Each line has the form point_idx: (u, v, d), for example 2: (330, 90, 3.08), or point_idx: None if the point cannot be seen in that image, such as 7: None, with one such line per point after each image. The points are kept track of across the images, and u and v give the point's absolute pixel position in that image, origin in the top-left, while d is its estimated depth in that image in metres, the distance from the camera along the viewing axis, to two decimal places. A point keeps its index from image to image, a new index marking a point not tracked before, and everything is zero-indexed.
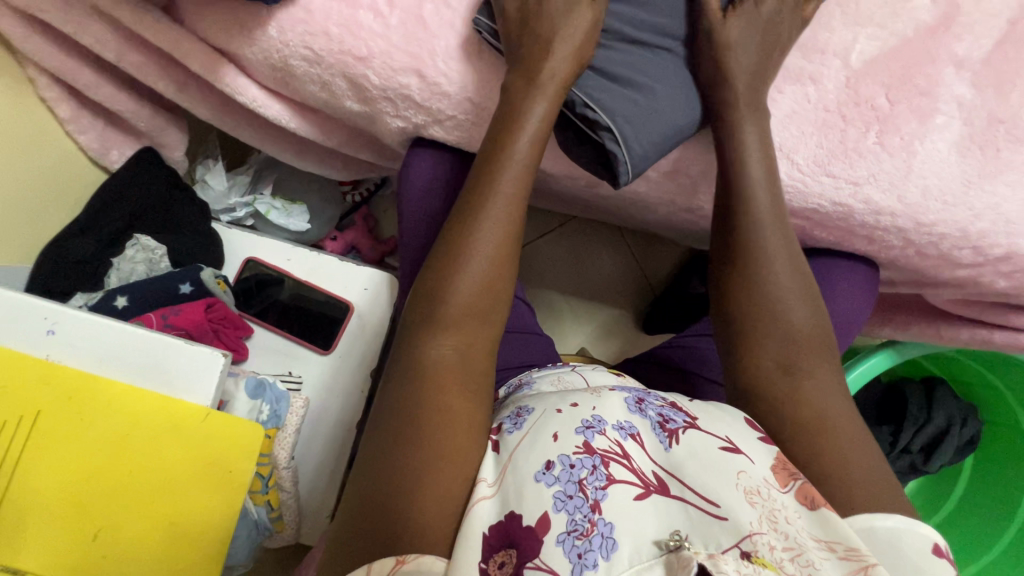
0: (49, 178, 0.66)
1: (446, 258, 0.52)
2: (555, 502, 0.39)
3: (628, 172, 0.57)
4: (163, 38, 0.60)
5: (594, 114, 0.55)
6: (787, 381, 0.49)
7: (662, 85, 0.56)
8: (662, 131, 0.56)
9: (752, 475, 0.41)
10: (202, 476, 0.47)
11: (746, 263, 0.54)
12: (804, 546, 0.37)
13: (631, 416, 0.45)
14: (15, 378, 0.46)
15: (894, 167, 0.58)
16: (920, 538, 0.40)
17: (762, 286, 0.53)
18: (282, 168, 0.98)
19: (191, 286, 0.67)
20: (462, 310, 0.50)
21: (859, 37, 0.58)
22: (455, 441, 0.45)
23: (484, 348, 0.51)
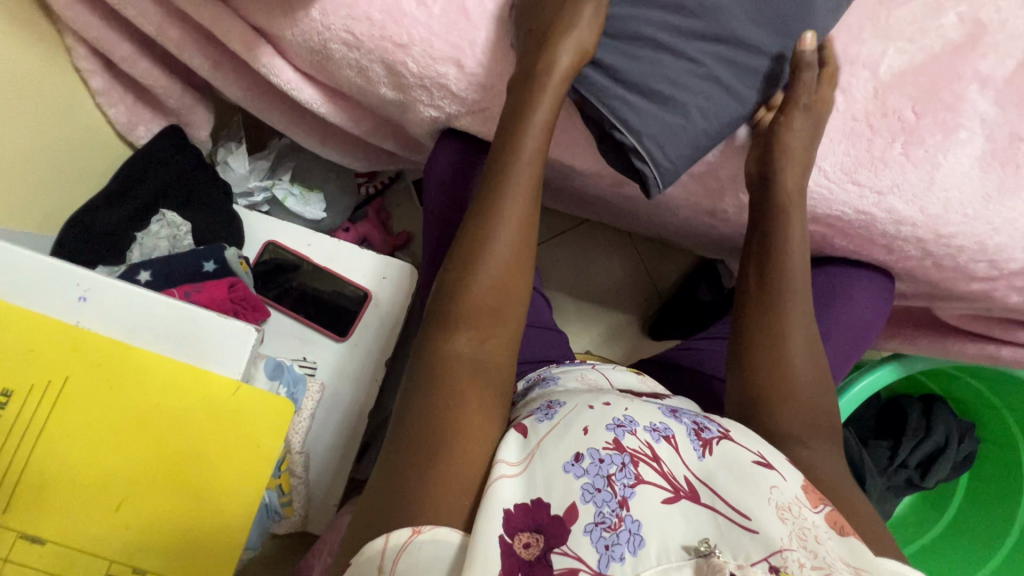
0: (77, 148, 0.66)
1: (465, 258, 0.53)
2: (583, 494, 0.39)
3: (660, 185, 0.59)
4: (207, 15, 0.60)
5: (622, 133, 0.57)
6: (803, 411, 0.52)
7: (694, 94, 0.56)
8: (692, 144, 0.57)
9: (784, 491, 0.40)
10: (230, 450, 0.47)
11: (767, 296, 0.58)
12: (832, 565, 0.36)
13: (665, 420, 0.44)
14: (46, 341, 0.46)
15: (918, 178, 0.59)
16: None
17: (775, 318, 0.57)
18: (303, 155, 0.97)
19: (215, 264, 0.67)
20: (476, 306, 0.52)
21: (890, 50, 0.59)
22: (471, 417, 0.46)
23: (504, 342, 0.53)
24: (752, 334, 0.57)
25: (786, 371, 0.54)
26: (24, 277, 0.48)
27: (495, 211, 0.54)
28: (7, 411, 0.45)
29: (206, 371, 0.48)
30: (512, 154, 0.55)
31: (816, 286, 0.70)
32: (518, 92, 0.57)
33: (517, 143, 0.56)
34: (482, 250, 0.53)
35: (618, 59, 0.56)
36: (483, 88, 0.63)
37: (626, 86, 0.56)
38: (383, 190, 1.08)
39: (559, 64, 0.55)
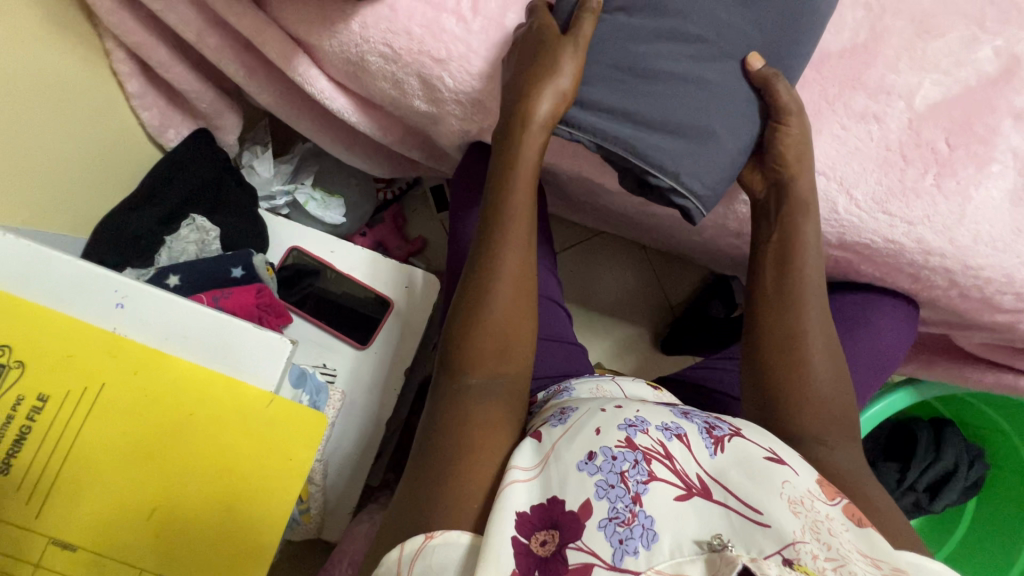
0: (109, 151, 0.66)
1: (473, 299, 0.51)
2: (597, 490, 0.39)
3: (703, 212, 0.59)
4: (247, 23, 0.60)
5: (658, 177, 0.56)
6: (821, 419, 0.50)
7: (709, 115, 0.56)
8: (724, 165, 0.57)
9: (796, 486, 0.40)
10: (263, 461, 0.47)
11: (775, 304, 0.55)
12: (848, 558, 0.35)
13: (676, 419, 0.44)
14: (84, 347, 0.46)
15: (949, 210, 0.59)
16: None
17: (790, 322, 0.54)
18: (325, 161, 0.97)
19: (242, 270, 0.67)
20: (490, 347, 0.50)
21: (925, 81, 0.60)
22: (485, 434, 0.46)
23: (516, 374, 0.51)
24: (765, 340, 0.54)
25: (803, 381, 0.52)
26: (64, 283, 0.48)
27: (499, 246, 0.53)
28: (44, 415, 0.45)
29: (240, 382, 0.48)
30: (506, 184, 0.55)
31: (841, 312, 0.70)
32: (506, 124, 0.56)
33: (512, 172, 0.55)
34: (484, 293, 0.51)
35: (623, 100, 0.56)
36: None
37: (644, 127, 0.56)
38: (402, 196, 1.08)
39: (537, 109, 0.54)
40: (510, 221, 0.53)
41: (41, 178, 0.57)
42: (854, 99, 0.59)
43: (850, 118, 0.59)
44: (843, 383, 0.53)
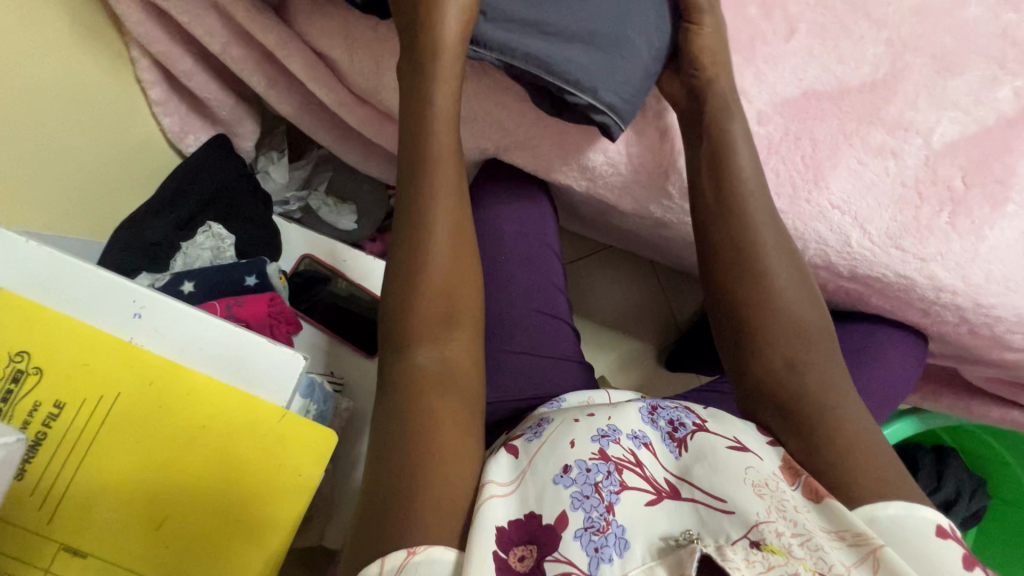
0: (129, 156, 0.67)
1: (407, 263, 0.52)
2: (573, 501, 0.39)
3: (623, 129, 0.58)
4: (272, 37, 0.61)
5: (576, 94, 0.55)
6: (789, 366, 0.48)
7: (613, 23, 0.56)
8: (637, 79, 0.57)
9: (759, 470, 0.41)
10: (273, 474, 0.48)
11: (728, 259, 0.53)
12: (813, 531, 0.37)
13: (643, 426, 0.46)
14: (100, 357, 0.47)
15: (962, 248, 0.59)
16: (925, 522, 0.39)
17: (748, 272, 0.51)
18: (340, 167, 0.98)
19: (256, 278, 0.67)
20: (428, 318, 0.50)
21: (943, 119, 0.60)
22: (455, 436, 0.45)
23: (465, 347, 0.51)
24: (722, 296, 0.53)
25: (764, 331, 0.49)
26: (82, 293, 0.49)
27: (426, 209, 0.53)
28: (59, 423, 0.46)
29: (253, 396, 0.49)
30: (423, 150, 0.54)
31: (850, 343, 0.69)
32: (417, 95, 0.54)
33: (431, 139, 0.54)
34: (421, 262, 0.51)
35: (530, 11, 0.55)
36: (533, 126, 0.63)
37: (554, 38, 0.55)
38: None
39: (445, 47, 0.53)
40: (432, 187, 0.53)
41: (61, 183, 0.58)
42: (871, 134, 0.59)
43: (867, 153, 0.59)
44: (813, 319, 0.50)
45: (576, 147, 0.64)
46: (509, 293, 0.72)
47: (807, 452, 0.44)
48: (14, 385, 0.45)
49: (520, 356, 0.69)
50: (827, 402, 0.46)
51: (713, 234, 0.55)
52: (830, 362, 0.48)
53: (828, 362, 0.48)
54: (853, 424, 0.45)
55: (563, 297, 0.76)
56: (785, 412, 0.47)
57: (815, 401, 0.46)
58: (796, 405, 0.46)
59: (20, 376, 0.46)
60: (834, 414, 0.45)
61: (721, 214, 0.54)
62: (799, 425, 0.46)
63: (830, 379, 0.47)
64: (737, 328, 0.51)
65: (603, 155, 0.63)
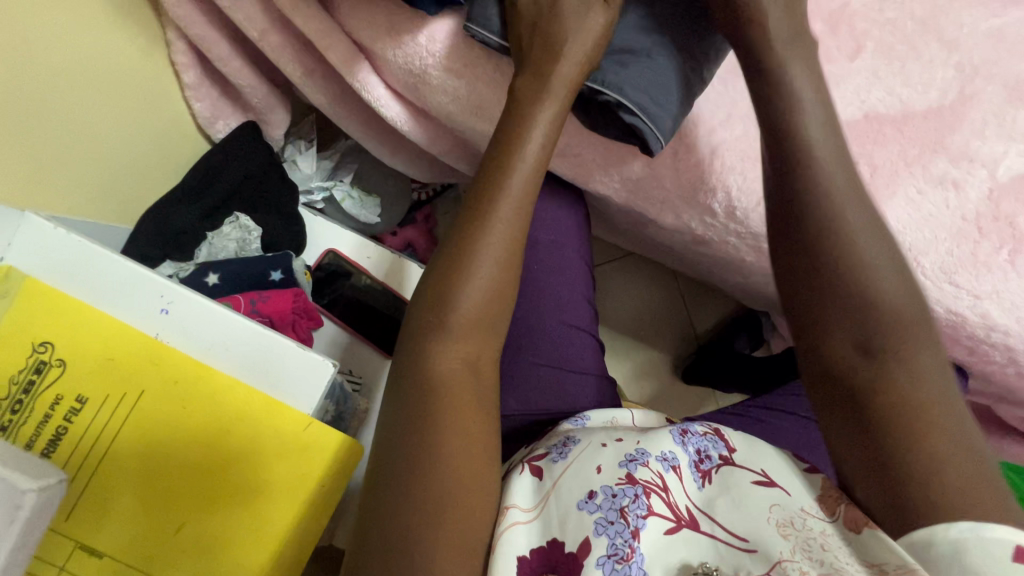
0: (160, 142, 0.65)
1: (455, 254, 0.47)
2: (596, 527, 0.39)
3: (660, 138, 0.53)
4: (312, 26, 0.59)
5: (603, 93, 0.53)
6: (866, 344, 0.38)
7: (657, 36, 0.53)
8: (680, 89, 0.53)
9: (786, 507, 0.38)
10: (292, 486, 0.46)
11: (805, 209, 0.42)
12: (843, 571, 0.34)
13: (675, 448, 0.44)
14: (126, 353, 0.46)
15: (1020, 288, 0.56)
16: (997, 545, 0.30)
17: (823, 226, 0.41)
18: (367, 160, 0.95)
19: (281, 273, 0.65)
20: (473, 320, 0.46)
21: (1010, 151, 0.57)
22: (473, 463, 0.41)
23: (490, 356, 0.48)
24: (780, 259, 0.43)
25: (836, 297, 0.40)
26: (109, 283, 0.48)
27: (490, 206, 0.47)
28: (80, 417, 0.45)
29: (282, 405, 0.47)
30: (509, 161, 0.49)
31: None
32: (515, 102, 0.51)
33: (518, 129, 0.49)
34: (469, 255, 0.46)
35: None
36: (576, 134, 0.61)
37: None
38: (434, 198, 1.03)
39: (567, 42, 0.50)
40: (509, 191, 0.48)
41: (88, 167, 0.56)
42: (933, 162, 0.56)
43: (928, 183, 0.56)
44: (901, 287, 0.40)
45: (620, 158, 0.61)
46: (536, 302, 0.70)
47: (876, 458, 0.36)
48: (37, 376, 0.45)
49: (546, 368, 0.67)
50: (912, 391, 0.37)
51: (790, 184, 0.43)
52: (920, 336, 0.39)
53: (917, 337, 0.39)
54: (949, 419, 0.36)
55: (591, 309, 0.74)
56: (854, 396, 0.38)
57: (894, 388, 0.37)
58: (870, 392, 0.37)
59: (42, 367, 0.45)
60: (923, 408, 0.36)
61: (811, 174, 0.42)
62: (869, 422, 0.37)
63: (919, 356, 0.38)
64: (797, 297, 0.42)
65: (647, 169, 0.61)
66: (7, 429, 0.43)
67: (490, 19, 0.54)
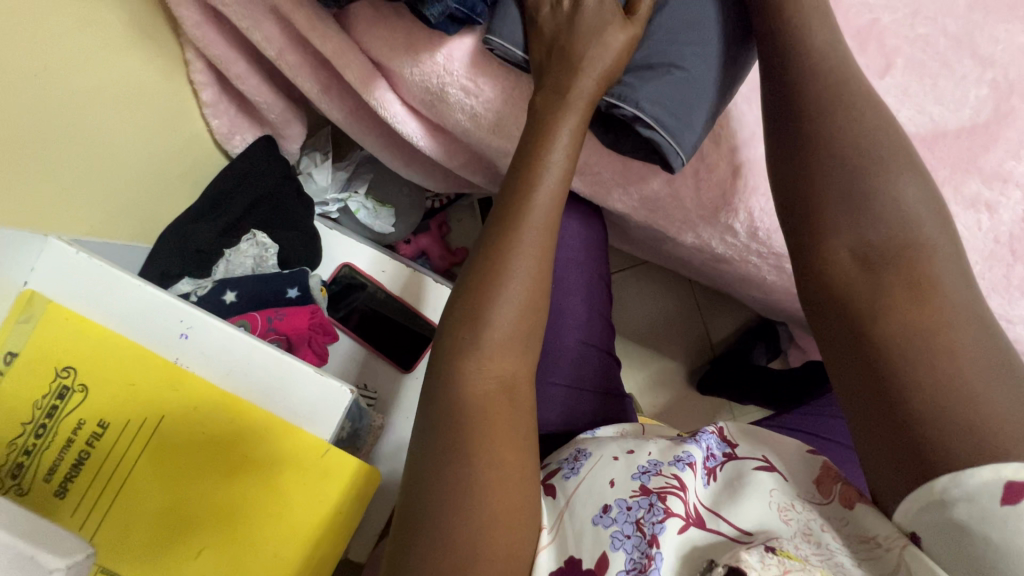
0: (178, 159, 0.66)
1: (488, 259, 0.46)
2: (613, 541, 0.41)
3: (681, 155, 0.52)
4: (330, 45, 0.59)
5: (619, 107, 0.51)
6: (869, 276, 0.38)
7: (682, 48, 0.51)
8: (705, 106, 0.52)
9: (785, 491, 0.41)
10: (309, 512, 0.46)
11: (820, 149, 0.42)
12: (835, 550, 0.37)
13: (687, 446, 0.45)
14: (147, 379, 0.46)
15: None
16: (985, 495, 0.31)
17: (836, 163, 0.41)
18: (382, 170, 0.95)
19: (298, 291, 0.65)
20: (505, 338, 0.44)
21: None
22: (504, 501, 0.40)
23: (526, 378, 0.45)
24: (791, 191, 0.43)
25: (853, 229, 0.39)
26: (130, 307, 0.48)
27: (518, 216, 0.46)
28: (102, 442, 0.45)
29: (300, 430, 0.47)
30: (534, 175, 0.47)
31: None
32: (536, 117, 0.49)
33: (542, 143, 0.48)
34: (501, 268, 0.45)
35: None
36: (594, 152, 0.59)
37: None
38: (447, 206, 1.03)
39: (587, 58, 0.49)
40: (536, 202, 0.47)
41: (107, 188, 0.56)
42: (967, 183, 0.55)
43: (960, 204, 0.55)
44: (931, 223, 0.39)
45: (641, 177, 0.60)
46: (554, 318, 0.69)
47: (876, 391, 0.36)
48: (59, 402, 0.45)
49: (563, 386, 0.66)
50: (921, 320, 0.35)
51: (807, 133, 0.43)
52: (940, 264, 0.37)
53: (940, 267, 0.37)
54: (962, 345, 0.35)
55: (608, 325, 0.73)
56: (864, 324, 0.37)
57: (899, 319, 0.36)
58: (871, 326, 0.37)
59: (65, 392, 0.45)
60: (931, 338, 0.35)
61: (827, 135, 0.42)
62: (871, 353, 0.36)
63: (935, 283, 0.37)
64: (803, 237, 0.42)
65: (668, 188, 0.60)
66: (30, 454, 0.44)
67: (513, 35, 0.52)
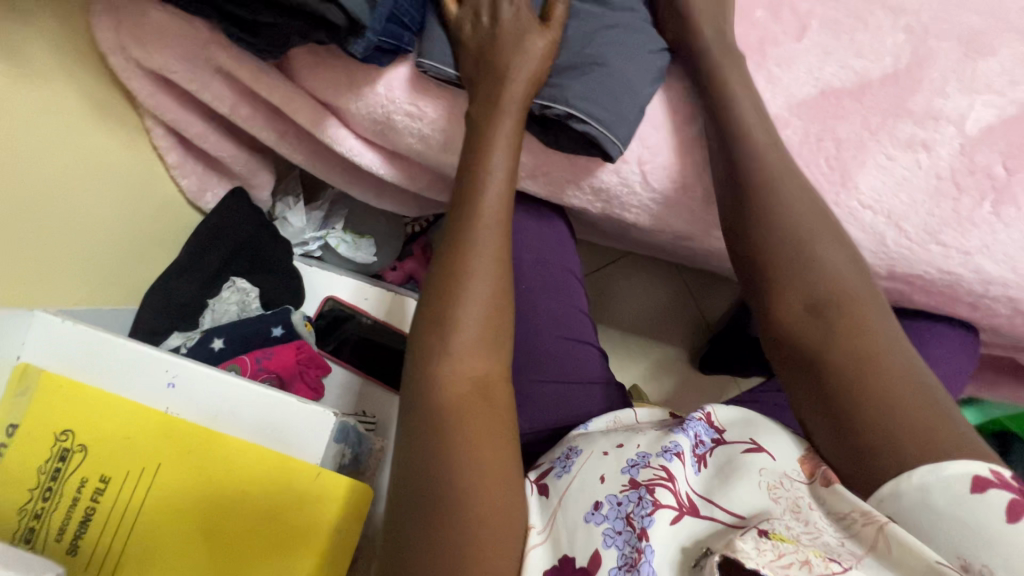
0: (153, 222, 0.69)
1: (444, 274, 0.48)
2: (605, 539, 0.41)
3: (617, 142, 0.54)
4: (277, 93, 0.62)
5: (551, 109, 0.54)
6: (819, 316, 0.46)
7: (599, 43, 0.54)
8: (635, 94, 0.55)
9: (773, 470, 0.44)
10: (310, 534, 0.48)
11: (761, 214, 0.51)
12: (822, 529, 0.39)
13: (675, 436, 0.46)
14: (142, 430, 0.49)
15: (1010, 238, 0.55)
16: (958, 483, 0.37)
17: (777, 224, 0.50)
18: (355, 203, 0.97)
19: (282, 329, 0.69)
20: (471, 343, 0.46)
21: (975, 104, 0.57)
22: (489, 495, 0.42)
23: (501, 377, 0.47)
24: (746, 251, 0.51)
25: (799, 279, 0.48)
26: (118, 366, 0.51)
27: (469, 228, 0.48)
28: (105, 496, 0.47)
29: (292, 458, 0.49)
30: (479, 182, 0.50)
31: None
32: (474, 128, 0.52)
33: (483, 153, 0.50)
34: (458, 285, 0.47)
35: None
36: (540, 153, 0.61)
37: None
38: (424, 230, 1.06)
39: (512, 68, 0.51)
40: (484, 211, 0.49)
41: (88, 258, 0.59)
42: (900, 127, 0.57)
43: (896, 148, 0.56)
44: (854, 271, 0.47)
45: (590, 170, 0.61)
46: (531, 318, 0.71)
47: (842, 409, 0.43)
48: (61, 464, 0.47)
49: (550, 384, 0.68)
50: (862, 349, 0.43)
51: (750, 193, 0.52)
52: (869, 305, 0.46)
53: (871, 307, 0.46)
54: (896, 369, 0.42)
55: (588, 319, 0.75)
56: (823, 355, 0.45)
57: (846, 349, 0.44)
58: (828, 357, 0.44)
59: (66, 454, 0.48)
60: (873, 362, 0.43)
61: (766, 198, 0.51)
62: (832, 380, 0.44)
63: (870, 320, 0.45)
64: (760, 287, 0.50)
65: (617, 176, 0.61)
66: (40, 518, 0.46)
67: (443, 54, 0.55)
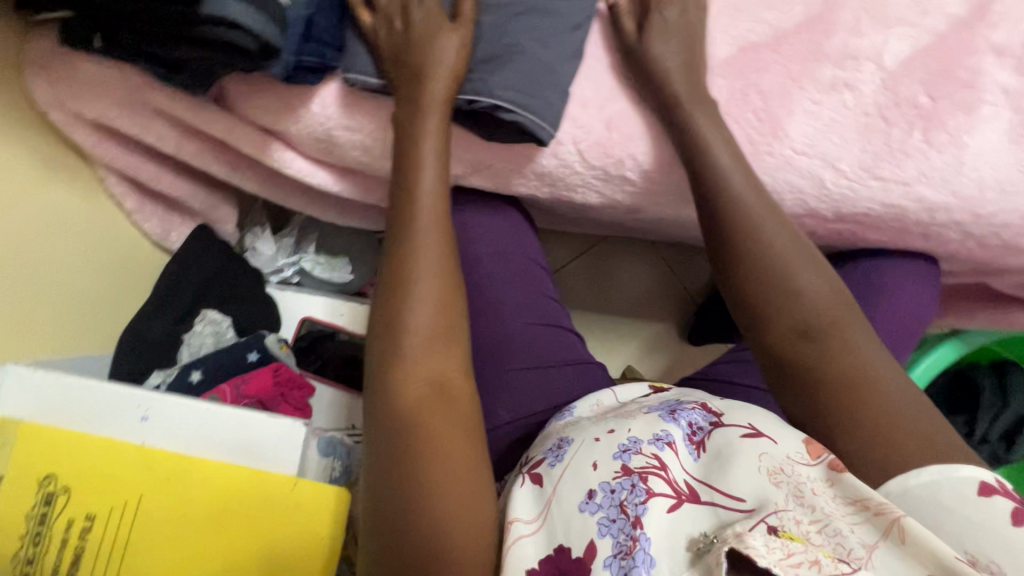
0: (119, 267, 0.71)
1: (392, 280, 0.49)
2: (600, 528, 0.39)
3: (546, 125, 0.56)
4: (218, 126, 0.64)
5: (477, 102, 0.55)
6: (806, 337, 0.47)
7: (514, 33, 0.56)
8: (556, 77, 0.56)
9: (774, 454, 0.40)
10: (294, 539, 0.50)
11: (738, 237, 0.51)
12: (830, 516, 0.36)
13: (666, 424, 0.44)
14: (121, 464, 0.50)
15: (945, 163, 0.56)
16: (967, 486, 0.37)
17: (755, 248, 0.50)
18: (324, 224, 0.98)
19: (257, 354, 0.70)
20: (422, 337, 0.47)
21: (890, 38, 0.59)
22: (456, 480, 0.42)
23: (459, 369, 0.48)
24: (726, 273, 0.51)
25: (783, 302, 0.48)
26: (88, 407, 0.52)
27: (412, 231, 0.50)
28: (93, 533, 0.49)
29: (268, 472, 0.51)
30: (412, 181, 0.51)
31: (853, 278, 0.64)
32: (402, 130, 0.53)
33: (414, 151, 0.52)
34: (411, 297, 0.48)
35: None
36: (480, 147, 0.63)
37: None
38: None
39: (432, 68, 0.53)
40: (422, 209, 0.50)
41: (57, 309, 0.61)
42: (820, 71, 0.58)
43: (819, 91, 0.58)
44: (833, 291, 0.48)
45: (530, 158, 0.63)
46: (499, 310, 0.72)
47: (838, 423, 0.44)
48: (47, 508, 0.49)
49: (527, 372, 0.68)
50: (852, 369, 0.45)
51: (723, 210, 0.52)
52: (851, 323, 0.47)
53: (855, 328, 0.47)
54: (881, 387, 0.44)
55: (557, 304, 0.76)
56: (814, 373, 0.46)
57: (838, 370, 0.45)
58: (819, 376, 0.45)
59: (51, 498, 0.49)
60: (864, 381, 0.44)
61: (740, 221, 0.51)
62: (826, 399, 0.45)
63: (856, 341, 0.46)
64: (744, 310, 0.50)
65: (557, 159, 0.62)
66: (31, 563, 0.48)
67: (364, 65, 0.57)
